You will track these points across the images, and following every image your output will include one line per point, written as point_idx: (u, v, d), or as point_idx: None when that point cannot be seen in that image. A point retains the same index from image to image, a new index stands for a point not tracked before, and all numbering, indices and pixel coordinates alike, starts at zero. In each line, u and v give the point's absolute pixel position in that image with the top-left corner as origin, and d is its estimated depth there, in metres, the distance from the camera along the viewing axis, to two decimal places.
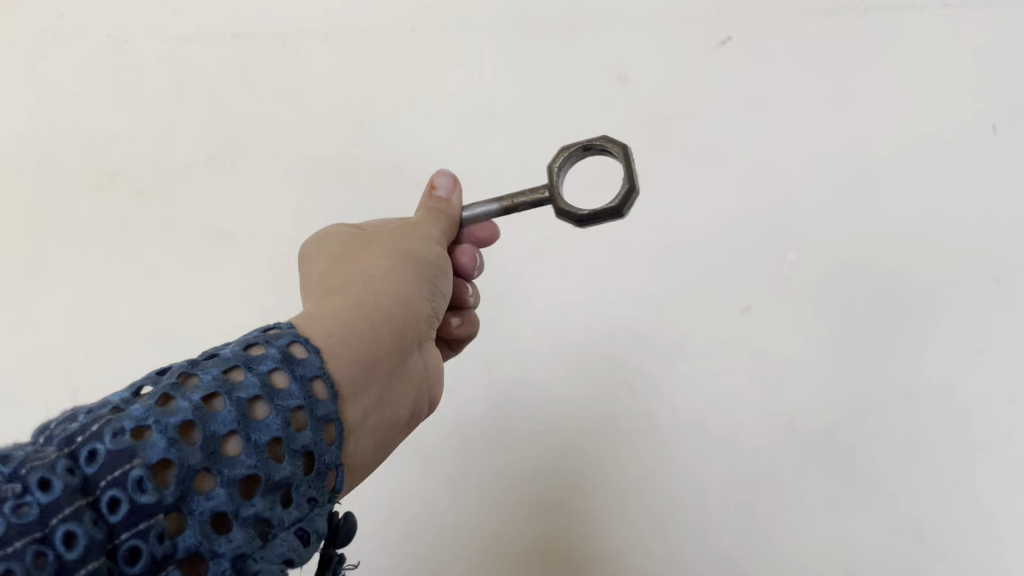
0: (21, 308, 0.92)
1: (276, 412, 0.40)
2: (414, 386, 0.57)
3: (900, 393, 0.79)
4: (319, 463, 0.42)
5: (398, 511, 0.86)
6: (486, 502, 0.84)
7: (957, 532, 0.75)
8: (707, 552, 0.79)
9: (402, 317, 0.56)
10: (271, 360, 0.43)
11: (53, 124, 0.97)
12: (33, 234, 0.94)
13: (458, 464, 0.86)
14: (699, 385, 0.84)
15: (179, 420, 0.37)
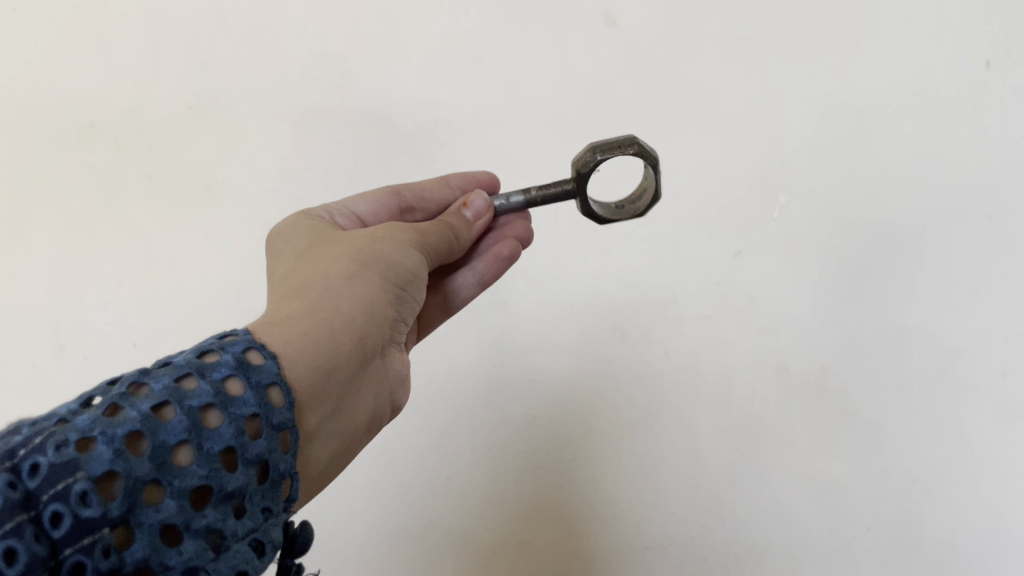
0: (13, 266, 0.98)
1: (229, 422, 0.40)
2: (373, 390, 0.59)
3: (892, 332, 0.81)
4: (275, 471, 0.42)
5: (402, 464, 0.91)
6: (488, 453, 0.89)
7: (949, 470, 0.80)
8: (700, 500, 0.85)
9: (363, 326, 0.56)
10: (225, 367, 0.43)
11: (29, 81, 0.96)
12: (17, 190, 0.98)
13: (456, 428, 0.90)
14: (691, 333, 0.86)
15: (128, 431, 0.37)
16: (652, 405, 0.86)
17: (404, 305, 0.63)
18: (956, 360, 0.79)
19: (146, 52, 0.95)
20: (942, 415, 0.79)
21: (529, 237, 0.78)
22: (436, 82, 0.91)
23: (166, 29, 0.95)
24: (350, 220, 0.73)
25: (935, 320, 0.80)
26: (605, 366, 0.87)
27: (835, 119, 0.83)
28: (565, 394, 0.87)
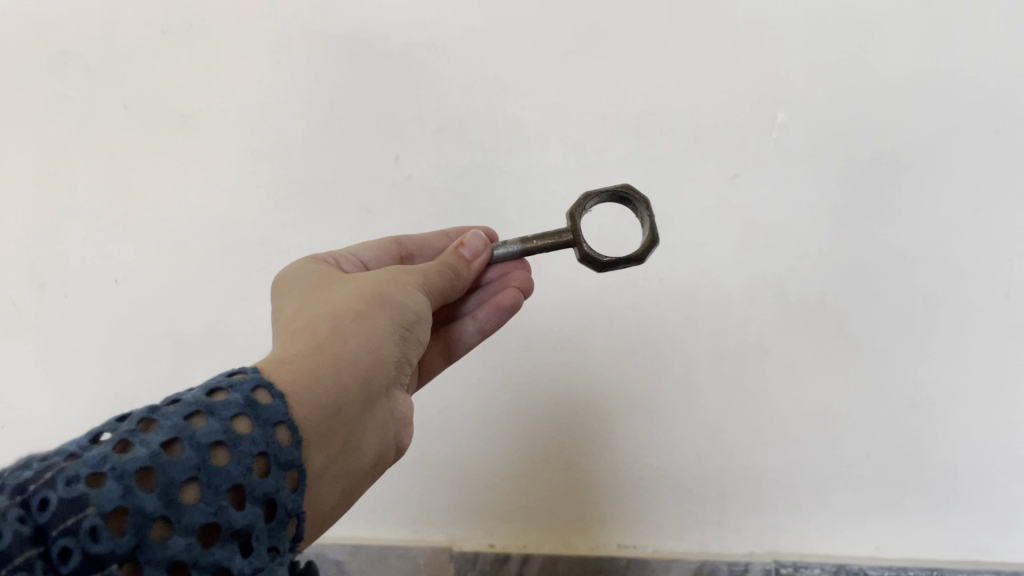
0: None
1: (240, 457, 0.38)
2: (387, 449, 0.56)
3: (909, 405, 0.80)
4: (282, 512, 0.39)
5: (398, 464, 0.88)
6: (488, 442, 0.86)
7: (968, 436, 0.79)
8: (716, 520, 0.83)
9: (371, 371, 0.52)
10: (236, 405, 0.40)
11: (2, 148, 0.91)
12: None
13: (451, 418, 0.87)
14: (690, 420, 0.83)
15: (137, 469, 0.34)
16: (619, 509, 0.84)
17: (405, 346, 0.58)
18: (912, 470, 0.80)
19: (123, 125, 0.92)
20: (903, 534, 0.80)
21: (531, 287, 0.73)
22: (419, 108, 0.87)
23: (148, 103, 0.91)
24: (354, 265, 0.68)
25: (897, 449, 0.80)
26: (586, 378, 0.85)
27: (827, 200, 0.82)
28: (537, 436, 0.85)
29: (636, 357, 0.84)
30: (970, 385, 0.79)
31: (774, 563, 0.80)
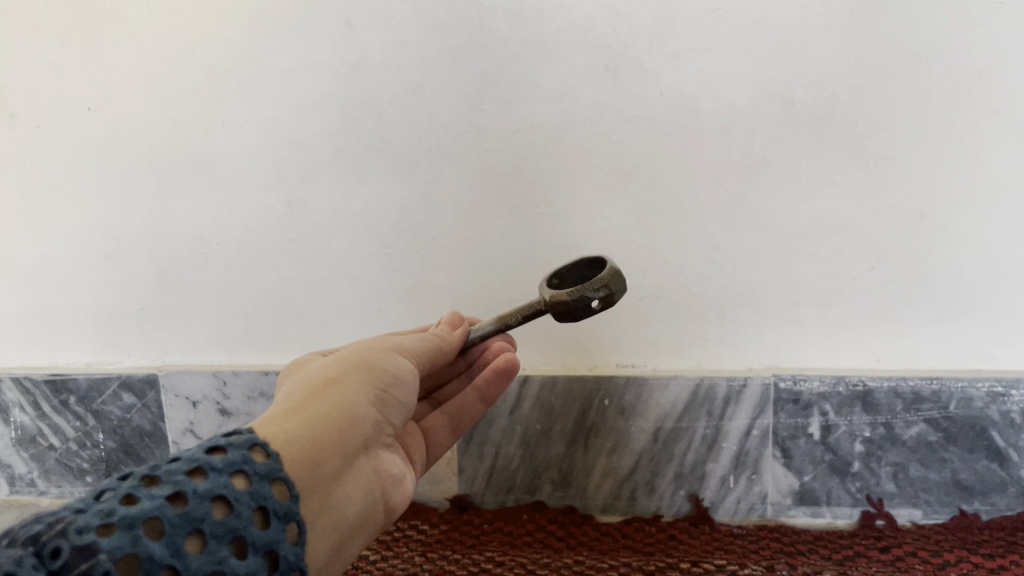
0: None
1: (242, 509, 0.41)
2: (375, 507, 0.55)
3: (915, 215, 0.77)
4: (282, 561, 0.42)
5: (406, 281, 0.86)
6: (497, 262, 0.84)
7: (970, 249, 0.77)
8: (720, 336, 0.83)
9: (352, 424, 0.54)
10: (232, 463, 0.43)
11: None
12: None
13: (457, 232, 0.84)
14: (690, 239, 0.80)
15: (149, 522, 0.38)
16: (617, 330, 0.84)
17: (389, 411, 0.59)
18: (914, 282, 0.79)
19: None
20: (901, 345, 0.80)
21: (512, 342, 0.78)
22: None
23: None
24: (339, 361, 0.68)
25: (901, 262, 0.78)
26: (594, 192, 0.80)
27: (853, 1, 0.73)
28: (535, 258, 0.83)
29: (634, 176, 0.79)
30: (979, 196, 0.76)
31: (773, 377, 0.81)
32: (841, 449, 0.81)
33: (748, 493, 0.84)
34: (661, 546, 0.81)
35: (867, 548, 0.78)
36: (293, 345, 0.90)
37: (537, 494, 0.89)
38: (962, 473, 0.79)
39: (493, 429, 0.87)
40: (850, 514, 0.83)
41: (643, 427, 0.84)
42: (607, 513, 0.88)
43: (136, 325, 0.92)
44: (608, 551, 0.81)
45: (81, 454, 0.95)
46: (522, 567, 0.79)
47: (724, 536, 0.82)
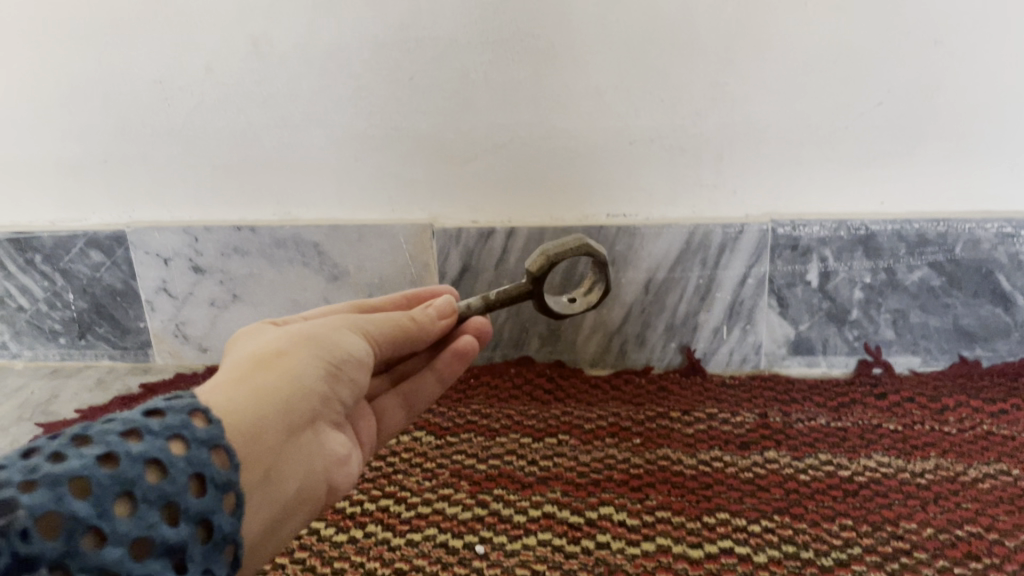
0: None
1: (178, 474, 0.38)
2: (315, 486, 0.51)
3: (930, 42, 0.71)
4: (218, 531, 0.39)
5: (382, 127, 0.80)
6: (479, 104, 0.78)
7: (986, 79, 0.72)
8: (717, 180, 0.78)
9: (295, 403, 0.49)
10: (171, 425, 0.40)
11: None
12: None
13: (434, 71, 0.77)
14: (687, 75, 0.74)
15: (76, 483, 0.34)
16: (607, 177, 0.79)
17: (341, 389, 0.53)
18: (924, 118, 0.74)
19: None
20: (908, 187, 0.76)
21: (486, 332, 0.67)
22: None
23: None
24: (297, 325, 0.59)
25: (913, 95, 0.73)
26: (582, 24, 0.73)
27: None
28: (520, 102, 0.77)
29: (627, 6, 0.72)
30: (1004, 16, 0.69)
31: (772, 223, 0.77)
32: (840, 297, 0.78)
33: (742, 344, 0.81)
34: (651, 397, 0.79)
35: (863, 395, 0.76)
36: (265, 198, 0.85)
37: (524, 349, 0.86)
38: (964, 319, 0.77)
39: (478, 285, 0.83)
40: (846, 364, 0.80)
41: (633, 278, 0.81)
42: (596, 367, 0.85)
43: (100, 178, 0.87)
44: (596, 403, 0.79)
45: (52, 315, 0.91)
46: (509, 419, 0.77)
47: (715, 384, 0.80)
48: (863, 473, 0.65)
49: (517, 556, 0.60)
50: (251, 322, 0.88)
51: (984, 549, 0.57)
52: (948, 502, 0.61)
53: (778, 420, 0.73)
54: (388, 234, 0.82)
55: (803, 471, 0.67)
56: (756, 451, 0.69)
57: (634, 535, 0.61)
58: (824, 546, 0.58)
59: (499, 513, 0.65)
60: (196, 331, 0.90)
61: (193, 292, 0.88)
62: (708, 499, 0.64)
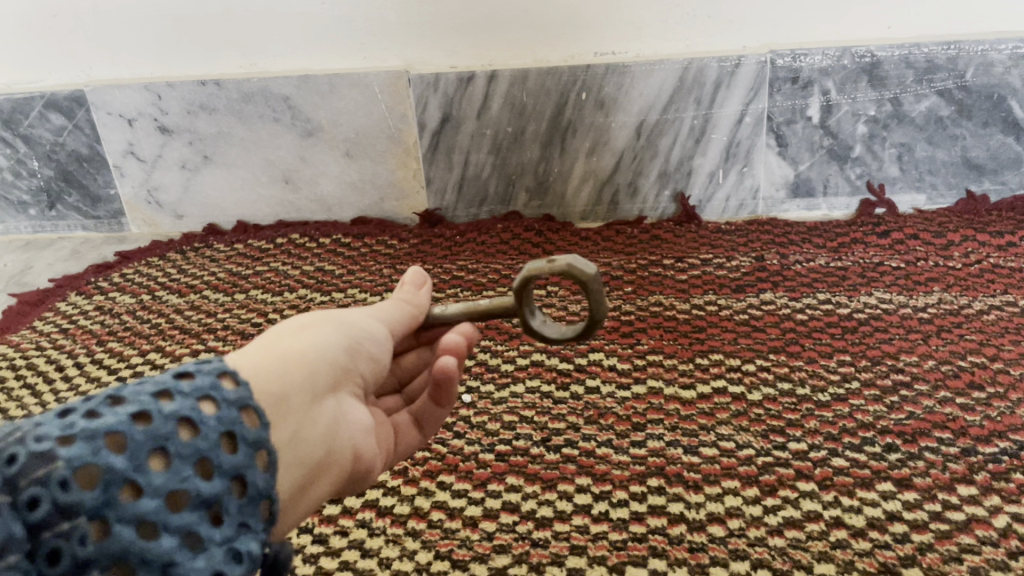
0: None
1: (212, 431, 0.29)
2: (339, 465, 0.37)
3: None
4: (255, 489, 0.30)
5: None
6: None
7: None
8: (712, 11, 0.72)
9: (319, 370, 0.36)
10: (209, 377, 0.30)
11: None
12: None
13: None
14: None
15: (103, 438, 0.27)
16: (594, 11, 0.73)
17: (363, 365, 0.39)
18: None
19: None
20: (919, 8, 0.70)
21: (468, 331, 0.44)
22: None
23: None
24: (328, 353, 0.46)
25: None
26: None
27: None
28: None
29: None
30: None
31: (770, 55, 0.72)
32: (842, 133, 0.74)
33: (738, 188, 0.78)
34: (644, 246, 0.76)
35: (864, 235, 0.72)
36: (229, 49, 0.79)
37: (511, 206, 0.82)
38: (972, 152, 0.73)
39: (460, 135, 0.79)
40: (848, 205, 0.77)
41: (624, 122, 0.76)
42: (586, 221, 0.81)
43: (49, 34, 0.80)
44: (587, 254, 0.75)
45: (19, 185, 0.88)
46: (496, 272, 0.74)
47: (712, 230, 0.77)
48: (864, 311, 0.63)
49: (505, 404, 0.58)
50: (225, 185, 0.85)
51: (988, 379, 0.55)
52: (951, 334, 0.59)
53: (776, 263, 0.70)
54: (362, 84, 0.77)
55: (802, 311, 0.64)
56: (751, 294, 0.67)
57: (624, 379, 0.59)
58: (821, 382, 0.57)
59: (487, 364, 0.63)
60: (169, 197, 0.86)
61: (163, 155, 0.84)
62: (701, 342, 0.62)
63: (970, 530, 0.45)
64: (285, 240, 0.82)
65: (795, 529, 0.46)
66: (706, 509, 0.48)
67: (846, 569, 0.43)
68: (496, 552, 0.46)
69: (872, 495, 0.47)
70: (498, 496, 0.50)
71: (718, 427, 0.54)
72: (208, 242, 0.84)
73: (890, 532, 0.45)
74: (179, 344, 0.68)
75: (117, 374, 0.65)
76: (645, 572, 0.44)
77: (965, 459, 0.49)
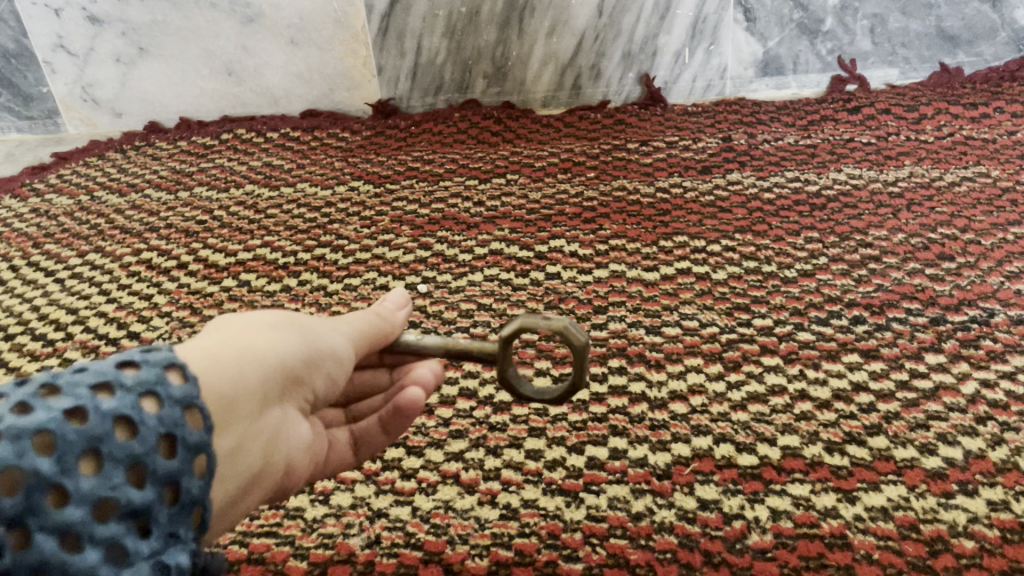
0: None
1: (151, 433, 0.24)
2: (270, 484, 0.31)
3: None
4: (188, 497, 0.25)
5: None
6: None
7: None
8: None
9: (271, 377, 0.30)
10: (155, 369, 0.25)
11: None
12: None
13: None
14: None
15: (29, 438, 0.22)
16: None
17: (316, 380, 0.32)
18: None
19: None
20: None
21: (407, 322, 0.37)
22: None
23: None
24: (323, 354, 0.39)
25: None
26: None
27: None
28: None
29: None
30: None
31: None
32: (812, 5, 0.71)
33: (705, 68, 0.75)
34: (607, 130, 0.72)
35: (835, 112, 0.70)
36: None
37: (468, 94, 0.78)
38: (947, 21, 0.71)
39: (411, 18, 0.74)
40: (818, 83, 0.74)
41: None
42: (548, 107, 0.78)
43: None
44: (548, 141, 0.72)
45: None
46: (453, 162, 0.70)
47: (679, 110, 0.74)
48: (833, 187, 0.61)
49: (463, 292, 0.55)
50: (165, 79, 0.80)
51: (958, 249, 0.53)
52: (922, 207, 0.57)
53: (744, 143, 0.68)
54: None
55: (769, 190, 0.62)
56: (718, 175, 0.64)
57: (585, 264, 0.57)
58: (788, 260, 0.54)
59: (443, 254, 0.60)
60: (105, 94, 0.81)
61: (95, 48, 0.78)
62: (666, 225, 0.60)
63: (938, 398, 0.43)
64: (231, 135, 0.78)
65: (759, 403, 0.44)
66: (667, 387, 0.46)
67: (810, 440, 0.42)
68: (453, 436, 0.44)
69: (838, 367, 0.46)
70: (454, 383, 0.48)
71: (682, 306, 0.52)
72: (150, 140, 0.80)
73: (855, 402, 0.44)
74: (120, 245, 0.65)
75: (55, 276, 0.62)
76: (605, 451, 0.42)
77: (934, 328, 0.48)
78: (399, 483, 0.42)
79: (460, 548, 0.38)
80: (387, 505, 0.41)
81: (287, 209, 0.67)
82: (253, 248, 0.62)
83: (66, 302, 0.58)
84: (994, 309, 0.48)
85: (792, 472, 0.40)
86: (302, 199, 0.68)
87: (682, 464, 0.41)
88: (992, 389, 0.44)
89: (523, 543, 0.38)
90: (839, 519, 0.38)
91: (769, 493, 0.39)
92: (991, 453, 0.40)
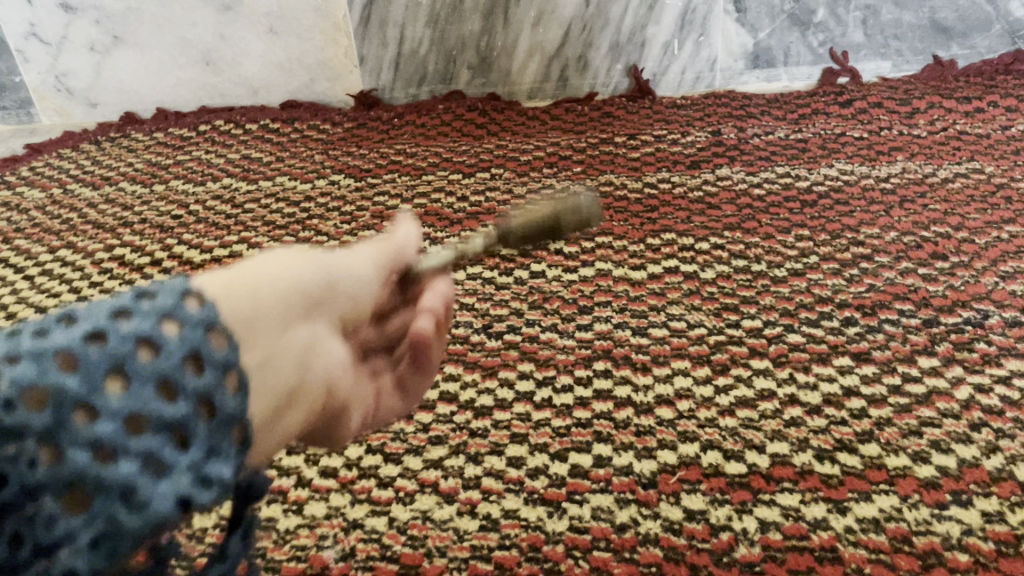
0: None
1: (176, 350, 0.22)
2: (311, 407, 0.27)
3: None
4: (225, 412, 0.22)
5: None
6: None
7: None
8: None
9: (290, 298, 0.27)
10: (178, 290, 0.23)
11: None
12: None
13: None
14: None
15: (51, 358, 0.20)
16: None
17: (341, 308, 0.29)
18: None
19: None
20: None
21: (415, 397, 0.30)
22: None
23: None
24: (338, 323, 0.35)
25: None
26: None
27: None
28: None
29: None
30: None
31: None
32: None
33: (695, 60, 0.73)
34: (594, 122, 0.71)
35: (826, 105, 0.68)
36: None
37: (453, 85, 0.76)
38: (941, 13, 0.70)
39: (394, 7, 0.72)
40: (809, 75, 0.73)
41: None
42: (534, 99, 0.76)
43: None
44: (534, 134, 0.70)
45: None
46: (436, 156, 0.68)
47: (667, 103, 0.72)
48: (824, 183, 0.59)
49: None
50: (141, 69, 0.78)
51: (952, 248, 0.52)
52: (915, 204, 0.56)
53: (733, 137, 0.66)
54: None
55: (759, 186, 0.60)
56: (707, 170, 0.63)
57: (571, 263, 0.55)
58: (778, 259, 0.53)
59: (424, 252, 0.58)
60: (80, 84, 0.79)
61: (68, 36, 0.76)
62: (653, 222, 0.58)
63: (931, 403, 0.42)
64: (208, 127, 0.76)
65: (747, 408, 0.43)
66: (654, 391, 0.45)
67: (800, 447, 0.41)
68: (433, 443, 0.43)
69: (829, 371, 0.45)
70: (435, 387, 0.46)
71: (669, 307, 0.50)
72: (126, 132, 0.78)
73: (847, 408, 0.42)
74: (92, 240, 0.63)
75: (24, 273, 0.60)
76: (589, 459, 0.41)
77: (927, 330, 0.46)
78: (376, 492, 0.41)
79: (437, 561, 0.37)
80: (362, 515, 0.40)
81: (265, 203, 0.65)
82: (229, 244, 0.60)
83: (34, 301, 0.56)
84: (988, 310, 0.47)
85: (782, 481, 0.39)
86: (281, 194, 0.66)
87: (667, 473, 0.40)
88: (986, 394, 0.42)
89: (503, 556, 0.37)
90: (830, 531, 0.37)
91: (757, 503, 0.38)
92: (985, 462, 0.39)
